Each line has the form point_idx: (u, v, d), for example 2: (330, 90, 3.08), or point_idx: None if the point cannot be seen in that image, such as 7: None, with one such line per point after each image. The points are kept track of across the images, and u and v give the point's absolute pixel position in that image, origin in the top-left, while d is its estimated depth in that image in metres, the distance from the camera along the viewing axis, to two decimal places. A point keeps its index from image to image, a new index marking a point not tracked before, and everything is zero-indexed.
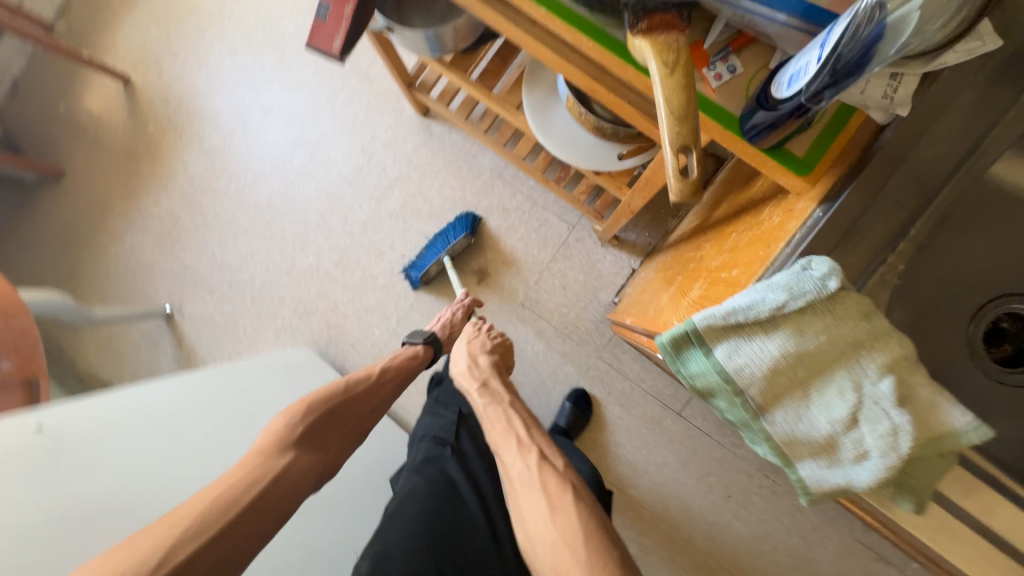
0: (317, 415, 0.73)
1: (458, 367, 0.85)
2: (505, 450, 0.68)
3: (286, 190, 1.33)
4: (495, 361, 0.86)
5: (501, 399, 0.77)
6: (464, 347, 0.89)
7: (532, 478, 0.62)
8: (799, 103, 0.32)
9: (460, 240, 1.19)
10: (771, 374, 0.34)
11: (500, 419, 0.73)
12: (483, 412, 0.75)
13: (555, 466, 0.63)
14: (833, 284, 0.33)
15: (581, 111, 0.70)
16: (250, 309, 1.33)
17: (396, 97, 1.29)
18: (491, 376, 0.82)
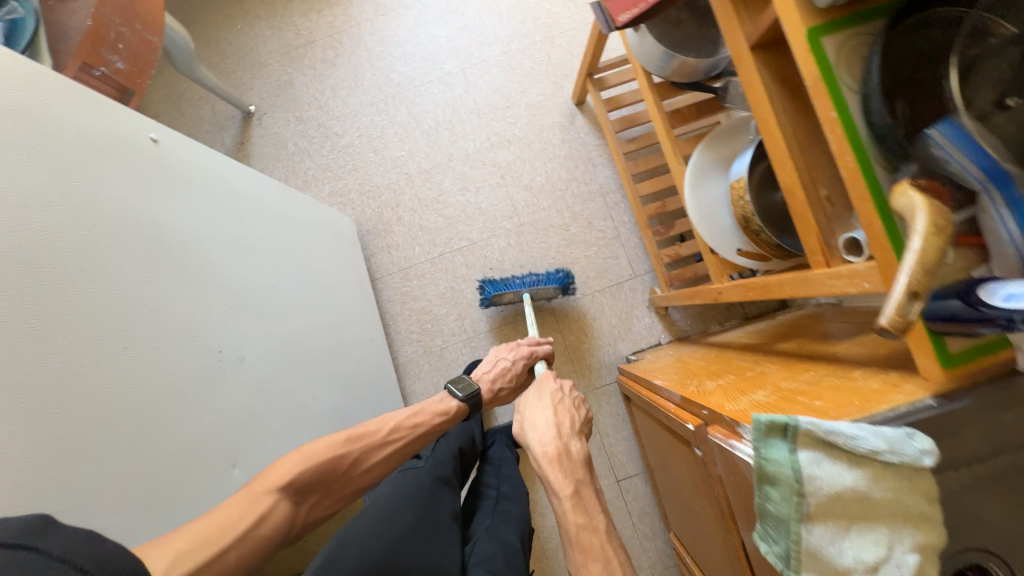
0: (313, 466, 0.64)
1: (541, 449, 0.72)
2: None
3: (420, 83, 1.34)
4: (586, 451, 0.72)
5: (591, 512, 0.65)
6: (546, 415, 0.76)
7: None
8: (1008, 317, 0.35)
9: (550, 290, 1.18)
10: (834, 495, 0.38)
11: (586, 535, 0.63)
12: (576, 539, 0.63)
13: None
14: (926, 461, 0.37)
15: (744, 196, 0.74)
16: (322, 158, 1.33)
17: (564, 74, 1.32)
18: (584, 476, 0.69)
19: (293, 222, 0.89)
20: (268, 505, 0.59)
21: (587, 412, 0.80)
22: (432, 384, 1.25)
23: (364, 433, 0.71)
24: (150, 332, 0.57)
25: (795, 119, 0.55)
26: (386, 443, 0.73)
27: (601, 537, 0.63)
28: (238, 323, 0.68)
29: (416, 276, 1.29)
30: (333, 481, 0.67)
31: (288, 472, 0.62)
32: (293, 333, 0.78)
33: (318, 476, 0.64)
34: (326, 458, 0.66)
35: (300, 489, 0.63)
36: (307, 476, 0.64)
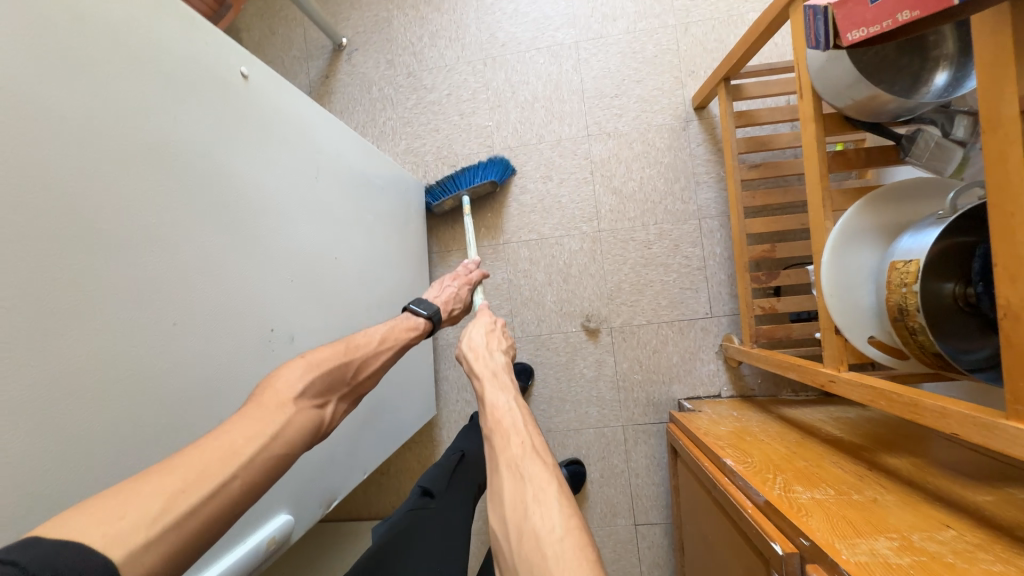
0: (322, 371, 0.55)
1: (472, 354, 0.73)
2: (498, 434, 0.55)
3: (526, 48, 1.19)
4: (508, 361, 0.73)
5: (503, 393, 0.63)
6: (480, 336, 0.77)
7: (519, 463, 0.50)
8: None
9: (485, 184, 1.11)
10: None
11: (504, 416, 0.58)
12: (488, 414, 0.59)
13: (546, 460, 0.51)
14: None
15: (907, 286, 0.60)
16: (404, 111, 1.23)
17: (690, 70, 1.15)
18: (507, 371, 0.69)
19: (368, 186, 0.81)
20: (290, 416, 0.49)
21: (513, 344, 0.80)
22: (467, 376, 1.18)
23: (358, 343, 0.62)
24: (207, 301, 0.50)
25: None
26: (379, 352, 0.65)
27: (513, 408, 0.59)
28: (297, 298, 0.61)
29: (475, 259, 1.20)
30: (344, 386, 0.59)
31: (298, 379, 0.52)
32: (347, 311, 0.72)
33: (330, 376, 0.56)
34: (330, 355, 0.58)
35: (320, 391, 0.54)
36: (322, 380, 0.55)
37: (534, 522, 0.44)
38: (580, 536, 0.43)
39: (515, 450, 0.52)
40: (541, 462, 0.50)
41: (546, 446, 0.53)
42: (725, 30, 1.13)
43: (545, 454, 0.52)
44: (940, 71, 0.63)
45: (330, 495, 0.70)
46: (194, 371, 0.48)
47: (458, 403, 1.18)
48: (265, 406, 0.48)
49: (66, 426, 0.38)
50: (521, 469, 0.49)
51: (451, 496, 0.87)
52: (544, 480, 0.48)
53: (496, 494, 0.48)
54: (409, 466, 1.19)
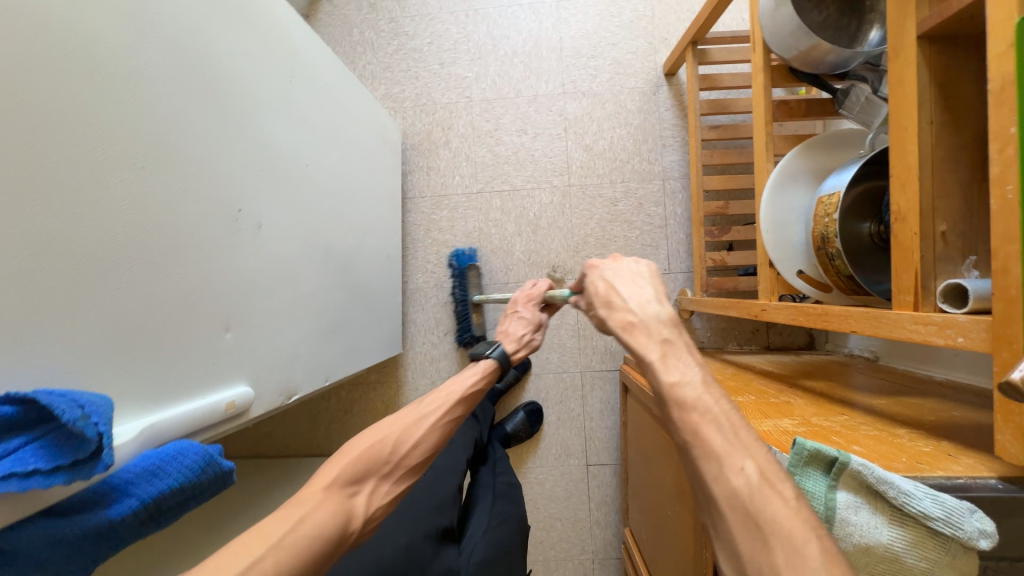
0: (353, 457, 0.54)
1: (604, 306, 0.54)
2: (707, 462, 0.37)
3: (508, 3, 1.22)
4: (673, 314, 0.50)
5: (694, 369, 0.43)
6: (611, 278, 0.56)
7: (751, 479, 0.34)
8: None
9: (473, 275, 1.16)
10: (863, 546, 0.34)
11: (695, 408, 0.39)
12: (669, 400, 0.41)
13: (782, 487, 0.34)
14: (983, 544, 0.32)
15: (830, 215, 0.67)
16: (384, 56, 1.24)
17: (663, 37, 1.20)
18: (671, 335, 0.47)
19: (342, 108, 0.82)
20: (318, 506, 0.48)
21: (657, 270, 0.56)
22: (435, 319, 1.22)
23: (394, 417, 0.61)
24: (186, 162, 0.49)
25: (940, 134, 0.47)
26: (423, 417, 0.62)
27: (704, 390, 0.41)
28: (266, 188, 0.61)
29: (448, 207, 1.23)
30: (385, 464, 0.56)
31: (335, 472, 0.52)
32: (317, 221, 0.74)
33: (364, 461, 0.54)
34: (367, 440, 0.56)
35: (352, 478, 0.53)
36: (352, 465, 0.53)
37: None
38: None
39: (736, 475, 0.35)
40: (782, 495, 0.34)
41: (781, 467, 0.35)
42: (697, 1, 1.19)
43: (781, 475, 0.35)
44: (874, 29, 0.69)
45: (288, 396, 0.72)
46: (171, 227, 0.47)
47: (423, 345, 1.22)
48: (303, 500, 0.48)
49: (44, 243, 0.36)
50: (756, 497, 0.34)
51: (437, 472, 0.78)
52: (797, 531, 0.32)
53: (724, 532, 0.35)
54: (372, 405, 1.22)
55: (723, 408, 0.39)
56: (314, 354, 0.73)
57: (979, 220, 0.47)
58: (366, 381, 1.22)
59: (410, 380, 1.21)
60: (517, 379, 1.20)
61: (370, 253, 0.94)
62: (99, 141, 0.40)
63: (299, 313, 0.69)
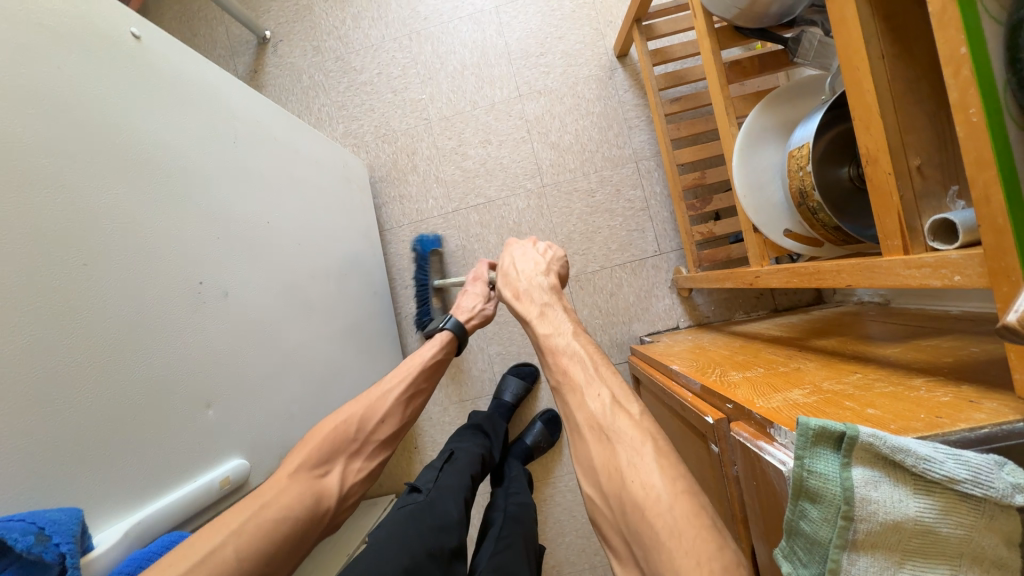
0: (319, 441, 0.60)
1: (511, 289, 0.69)
2: (570, 390, 0.51)
3: (448, 19, 1.22)
4: (555, 284, 0.68)
5: (564, 323, 0.60)
6: (512, 261, 0.73)
7: (602, 421, 0.47)
8: None
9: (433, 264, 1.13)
10: (892, 525, 0.31)
11: (563, 354, 0.55)
12: (542, 345, 0.58)
13: (629, 410, 0.48)
14: (1017, 500, 0.30)
15: (803, 167, 0.64)
16: (337, 95, 1.24)
17: (608, 21, 1.18)
18: (550, 298, 0.64)
19: (298, 157, 0.82)
20: (283, 488, 0.54)
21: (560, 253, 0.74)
22: None
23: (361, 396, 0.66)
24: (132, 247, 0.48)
25: (894, 67, 0.44)
26: (387, 395, 0.67)
27: (569, 337, 0.57)
28: (229, 255, 0.60)
29: (427, 231, 1.22)
30: (354, 443, 0.63)
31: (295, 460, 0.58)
32: (290, 274, 0.73)
33: (328, 446, 0.60)
34: (332, 424, 0.62)
35: (320, 460, 0.59)
36: (317, 450, 0.59)
37: (643, 505, 0.40)
38: (687, 497, 0.40)
39: (591, 406, 0.49)
40: (628, 415, 0.47)
41: (626, 393, 0.49)
42: None
43: (627, 402, 0.49)
44: None
45: None
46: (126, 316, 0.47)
47: None
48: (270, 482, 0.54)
49: None
50: (608, 428, 0.46)
51: (442, 490, 0.73)
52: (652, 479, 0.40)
53: (586, 461, 0.46)
54: None
55: (587, 348, 0.55)
56: (311, 408, 0.72)
57: (953, 147, 0.44)
58: None
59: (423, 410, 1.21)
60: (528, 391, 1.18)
61: (355, 295, 0.93)
62: (30, 248, 0.40)
63: (287, 371, 0.67)
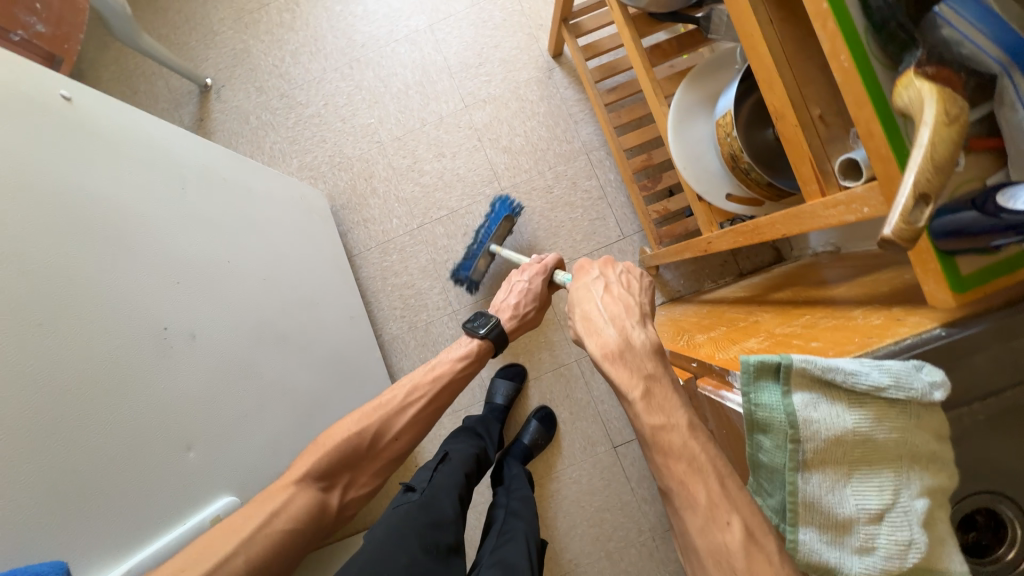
0: (325, 455, 0.61)
1: (598, 340, 0.49)
2: (687, 508, 0.39)
3: (385, 44, 1.25)
4: (656, 338, 0.48)
5: (679, 412, 0.42)
6: (598, 301, 0.53)
7: (734, 569, 0.36)
8: None
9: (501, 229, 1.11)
10: (834, 440, 0.34)
11: (681, 461, 0.40)
12: (651, 443, 0.42)
13: (767, 550, 0.36)
14: (936, 395, 0.33)
15: (730, 133, 0.68)
16: (288, 131, 1.25)
17: (539, 24, 1.23)
18: (657, 370, 0.45)
19: (252, 195, 0.83)
20: (291, 498, 0.57)
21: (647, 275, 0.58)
22: (421, 360, 1.21)
23: (381, 402, 0.67)
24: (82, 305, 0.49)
25: (782, 30, 0.48)
26: (404, 407, 0.68)
27: (684, 434, 0.41)
28: (192, 298, 0.61)
29: (396, 250, 1.23)
30: (360, 458, 0.63)
31: (304, 466, 0.60)
32: (259, 310, 0.73)
33: (340, 458, 0.61)
34: (343, 435, 0.63)
35: (323, 473, 0.60)
36: (327, 460, 0.60)
37: None
38: None
39: (718, 537, 0.37)
40: (764, 556, 0.36)
41: (762, 525, 0.37)
42: None
43: (766, 539, 0.36)
44: None
45: None
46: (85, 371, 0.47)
47: None
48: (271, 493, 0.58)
49: None
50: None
51: (436, 488, 0.76)
52: None
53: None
54: None
55: (711, 455, 0.40)
56: (299, 438, 0.72)
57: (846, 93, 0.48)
58: None
59: None
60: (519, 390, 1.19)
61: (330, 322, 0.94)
62: None
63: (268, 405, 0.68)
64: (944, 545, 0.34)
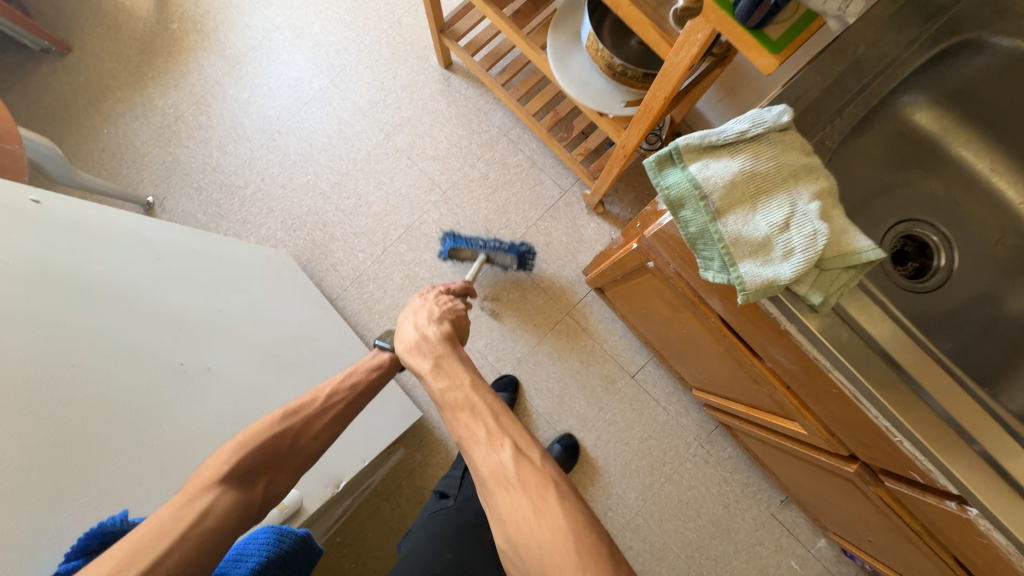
0: (252, 445, 0.58)
1: (405, 342, 0.71)
2: (473, 446, 0.55)
3: (298, 109, 1.37)
4: (445, 330, 0.73)
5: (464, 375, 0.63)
6: (410, 320, 0.77)
7: (509, 477, 0.52)
8: None
9: (504, 258, 1.23)
10: (731, 184, 0.42)
11: (464, 411, 0.58)
12: (444, 401, 0.61)
13: (531, 457, 0.54)
14: (785, 119, 0.42)
15: (598, 48, 0.80)
16: (237, 213, 1.33)
17: (423, 47, 1.38)
18: (444, 351, 0.68)
19: (224, 257, 0.89)
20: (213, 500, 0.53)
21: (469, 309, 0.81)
22: None
23: (298, 405, 0.65)
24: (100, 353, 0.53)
25: None
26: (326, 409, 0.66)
27: (469, 390, 0.60)
28: (193, 339, 0.66)
29: (371, 280, 1.30)
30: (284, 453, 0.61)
31: (227, 462, 0.56)
32: (261, 345, 0.78)
33: (262, 453, 0.59)
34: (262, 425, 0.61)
35: (248, 467, 0.57)
36: (250, 457, 0.58)
37: (534, 519, 0.49)
38: (583, 530, 0.49)
39: (495, 459, 0.53)
40: (530, 465, 0.53)
41: (528, 442, 0.55)
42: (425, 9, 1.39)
43: (531, 452, 0.54)
44: None
45: (334, 478, 0.78)
46: None
47: None
48: (185, 492, 0.53)
49: None
50: (512, 478, 0.52)
51: (467, 493, 0.91)
52: (539, 484, 0.51)
53: (496, 513, 0.52)
54: (436, 474, 1.23)
55: (490, 404, 0.59)
56: None
57: None
58: (416, 460, 1.23)
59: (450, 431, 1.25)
60: (515, 399, 1.23)
61: (331, 351, 0.99)
62: None
63: None
64: (849, 233, 0.42)
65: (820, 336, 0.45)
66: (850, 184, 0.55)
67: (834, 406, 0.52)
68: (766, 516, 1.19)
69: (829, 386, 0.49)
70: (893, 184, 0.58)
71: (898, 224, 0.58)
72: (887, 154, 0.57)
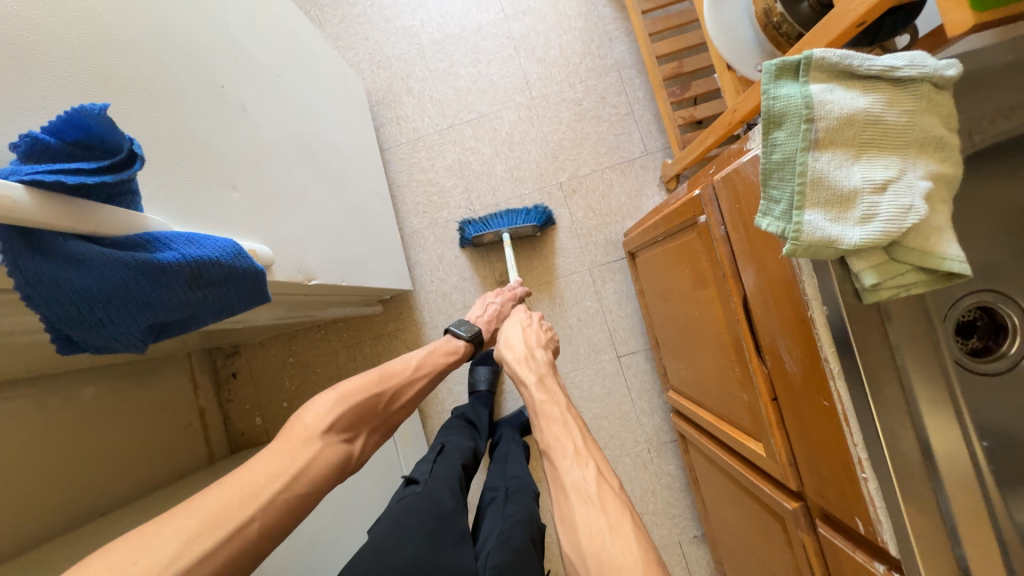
0: (352, 404, 0.61)
1: (513, 351, 0.77)
2: (557, 454, 0.56)
3: None
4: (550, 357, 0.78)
5: (559, 393, 0.68)
6: (519, 332, 0.82)
7: (589, 491, 0.51)
8: None
9: (527, 227, 1.13)
10: (846, 120, 0.36)
11: (556, 423, 0.61)
12: (539, 412, 0.64)
13: (612, 485, 0.52)
14: (947, 75, 0.35)
15: None
16: (333, 28, 1.31)
17: None
18: (548, 371, 0.73)
19: (305, 44, 0.88)
20: (319, 451, 0.55)
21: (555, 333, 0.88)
22: (438, 255, 1.26)
23: (393, 372, 0.71)
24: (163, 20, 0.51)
25: None
26: (413, 378, 0.74)
27: (562, 408, 0.64)
28: (244, 79, 0.64)
29: (424, 147, 1.28)
30: (376, 417, 0.66)
31: (329, 414, 0.58)
32: (299, 129, 0.78)
33: (361, 411, 0.63)
34: (363, 388, 0.65)
35: (348, 424, 0.60)
36: (352, 412, 0.61)
37: (610, 546, 0.46)
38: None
39: (578, 473, 0.53)
40: (608, 488, 0.52)
41: (607, 468, 0.54)
42: None
43: (609, 478, 0.54)
44: None
45: None
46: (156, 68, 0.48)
47: (433, 283, 1.25)
48: (292, 442, 0.54)
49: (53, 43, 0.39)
50: (593, 496, 0.50)
51: (439, 479, 0.79)
52: (615, 512, 0.49)
53: (570, 525, 0.49)
54: (398, 349, 1.25)
55: (579, 428, 0.60)
56: (325, 249, 0.76)
57: None
58: (386, 329, 1.26)
59: (428, 319, 1.25)
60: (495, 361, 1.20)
61: (358, 183, 0.98)
62: None
63: (302, 207, 0.72)
64: (944, 232, 0.36)
65: (848, 336, 0.40)
66: (957, 217, 0.48)
67: (813, 423, 0.48)
68: (672, 540, 1.17)
69: (823, 398, 0.45)
70: (1005, 245, 0.50)
71: (985, 291, 0.51)
72: (1015, 207, 0.49)
